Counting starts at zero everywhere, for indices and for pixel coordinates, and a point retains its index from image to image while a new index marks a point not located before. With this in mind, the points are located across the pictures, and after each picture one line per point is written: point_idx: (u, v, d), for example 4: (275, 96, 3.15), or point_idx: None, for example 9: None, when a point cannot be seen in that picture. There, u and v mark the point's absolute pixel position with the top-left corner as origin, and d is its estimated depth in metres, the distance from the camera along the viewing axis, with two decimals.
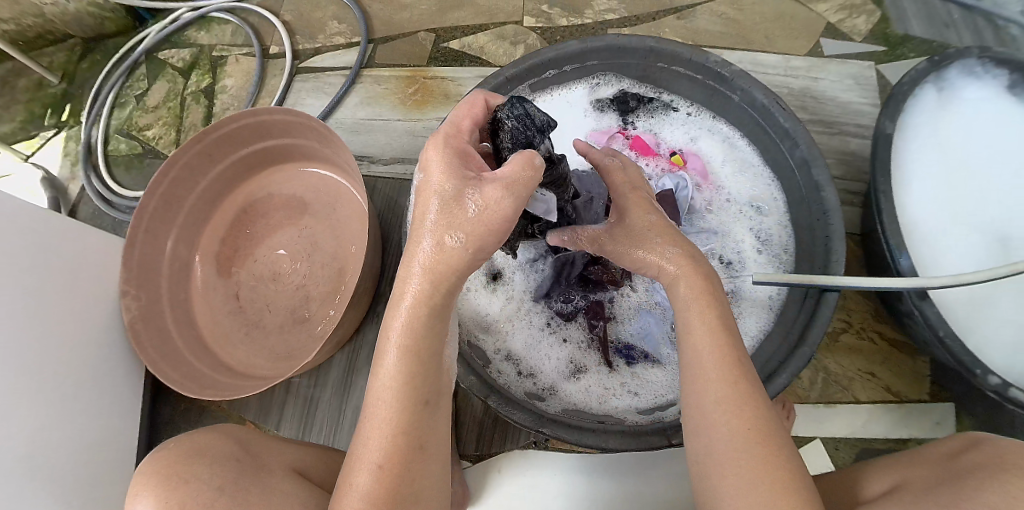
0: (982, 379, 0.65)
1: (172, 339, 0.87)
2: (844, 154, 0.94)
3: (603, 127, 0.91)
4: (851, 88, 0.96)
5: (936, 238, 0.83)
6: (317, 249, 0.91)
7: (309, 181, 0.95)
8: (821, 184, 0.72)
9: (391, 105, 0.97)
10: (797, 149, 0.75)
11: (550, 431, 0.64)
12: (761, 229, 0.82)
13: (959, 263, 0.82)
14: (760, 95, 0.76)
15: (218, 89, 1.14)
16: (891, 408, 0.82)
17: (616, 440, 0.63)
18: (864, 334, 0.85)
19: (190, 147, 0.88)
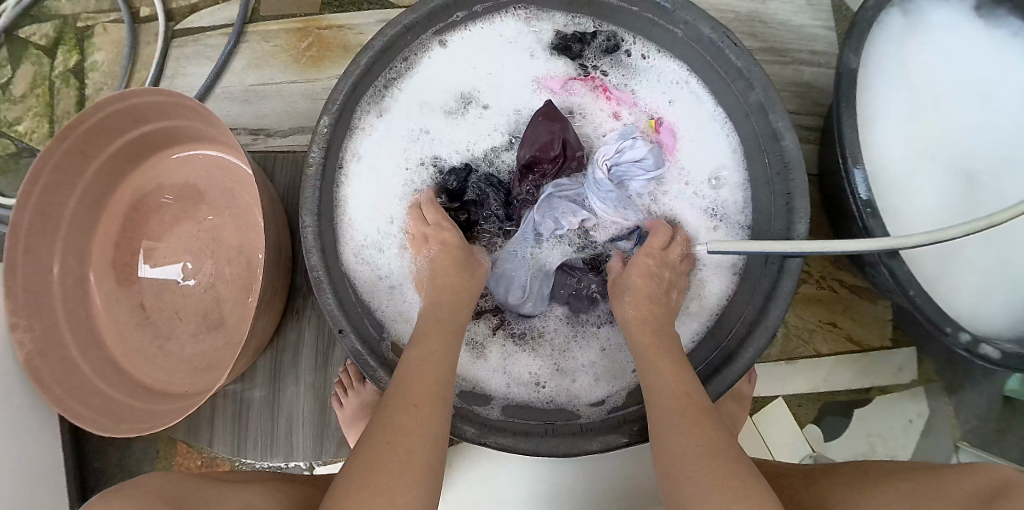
0: (953, 336, 0.63)
1: (77, 367, 0.77)
2: (799, 85, 0.83)
3: (552, 72, 0.74)
4: (803, 10, 0.85)
5: (905, 174, 0.74)
6: (219, 245, 0.80)
7: (201, 165, 0.83)
8: (778, 131, 0.61)
9: (283, 66, 0.83)
10: (751, 92, 0.64)
11: (493, 441, 0.57)
12: (716, 189, 0.71)
13: (928, 199, 0.73)
14: (705, 27, 0.64)
15: (89, 67, 0.98)
16: (854, 357, 0.79)
17: (566, 444, 0.56)
18: (824, 283, 0.80)
19: (56, 148, 0.73)
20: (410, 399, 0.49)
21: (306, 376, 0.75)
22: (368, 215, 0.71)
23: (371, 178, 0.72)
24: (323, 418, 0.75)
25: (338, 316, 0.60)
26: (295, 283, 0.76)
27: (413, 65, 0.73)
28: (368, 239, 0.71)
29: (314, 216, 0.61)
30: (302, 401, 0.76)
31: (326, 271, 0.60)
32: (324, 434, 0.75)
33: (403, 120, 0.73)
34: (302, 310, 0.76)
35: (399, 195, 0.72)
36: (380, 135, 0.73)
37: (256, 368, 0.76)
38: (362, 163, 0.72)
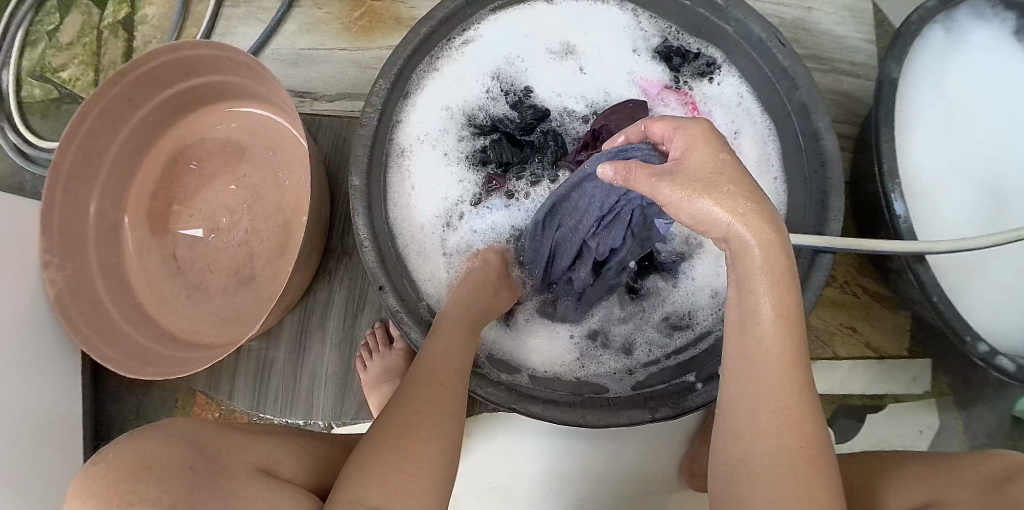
0: (972, 346, 0.63)
1: (105, 310, 0.78)
2: (837, 94, 0.85)
3: (644, 74, 0.77)
4: (846, 21, 0.87)
5: (934, 189, 0.76)
6: (257, 202, 0.81)
7: (244, 124, 0.84)
8: (819, 130, 0.63)
9: (334, 32, 0.85)
10: (795, 91, 0.65)
11: (521, 407, 0.58)
12: (757, 187, 0.72)
13: (956, 215, 0.75)
14: (756, 26, 0.65)
15: (138, 20, 0.99)
16: (871, 364, 0.80)
17: (594, 416, 0.57)
18: (847, 288, 0.81)
19: (106, 91, 0.75)
20: (436, 380, 0.51)
21: (332, 336, 0.76)
22: (433, 112, 0.75)
23: (444, 94, 0.75)
24: (346, 377, 0.76)
25: (378, 274, 0.61)
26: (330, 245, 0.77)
27: (524, 10, 0.79)
28: (414, 150, 0.74)
29: (363, 179, 0.63)
30: (326, 362, 0.76)
31: (370, 232, 0.62)
32: (345, 395, 0.76)
33: (506, 45, 0.78)
34: (338, 270, 0.77)
35: (456, 119, 0.76)
36: (469, 61, 0.77)
37: (283, 325, 0.77)
38: (443, 78, 0.75)
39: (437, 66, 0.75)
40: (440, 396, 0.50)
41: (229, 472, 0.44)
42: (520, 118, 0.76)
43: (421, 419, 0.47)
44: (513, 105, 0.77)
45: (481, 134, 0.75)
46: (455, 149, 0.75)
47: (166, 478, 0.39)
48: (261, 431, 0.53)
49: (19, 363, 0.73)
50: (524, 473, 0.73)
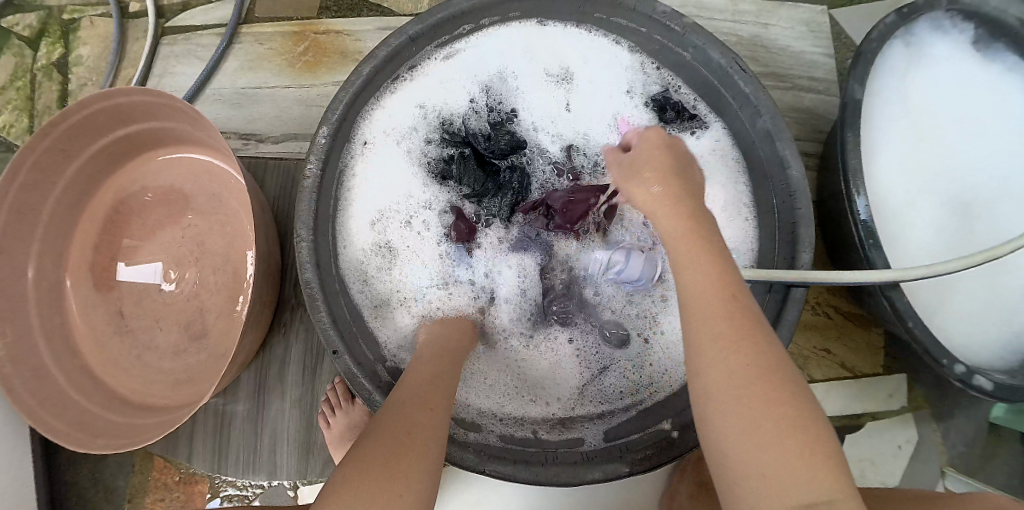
0: (949, 369, 0.62)
1: (50, 375, 0.73)
2: (799, 112, 0.83)
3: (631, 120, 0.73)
4: (804, 36, 0.85)
5: (902, 209, 0.74)
6: (206, 252, 0.77)
7: (189, 170, 0.80)
8: (785, 159, 0.61)
9: (276, 70, 0.81)
10: (758, 119, 0.63)
11: (492, 469, 0.55)
12: (723, 222, 0.69)
13: (926, 234, 0.73)
14: (715, 52, 0.63)
15: (73, 60, 0.94)
16: (846, 384, 0.79)
17: (567, 473, 0.55)
18: (819, 309, 0.80)
19: (38, 144, 0.70)
20: (426, 402, 0.48)
21: (293, 391, 0.73)
22: (407, 115, 0.72)
23: (422, 97, 0.72)
24: (309, 434, 0.73)
25: (332, 336, 0.58)
26: (283, 297, 0.74)
27: (528, 27, 0.73)
28: (371, 151, 0.70)
29: (311, 234, 0.60)
30: (288, 419, 0.73)
31: (321, 291, 0.59)
32: (309, 452, 0.72)
33: (499, 59, 0.74)
34: (297, 323, 0.73)
35: (428, 125, 0.72)
36: (456, 69, 0.73)
37: (239, 383, 0.74)
38: (423, 80, 0.72)
39: (423, 67, 0.71)
40: (425, 417, 0.47)
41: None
42: (494, 140, 0.73)
43: (402, 454, 0.42)
44: (492, 124, 0.73)
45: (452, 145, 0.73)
46: (416, 155, 0.72)
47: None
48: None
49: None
50: None
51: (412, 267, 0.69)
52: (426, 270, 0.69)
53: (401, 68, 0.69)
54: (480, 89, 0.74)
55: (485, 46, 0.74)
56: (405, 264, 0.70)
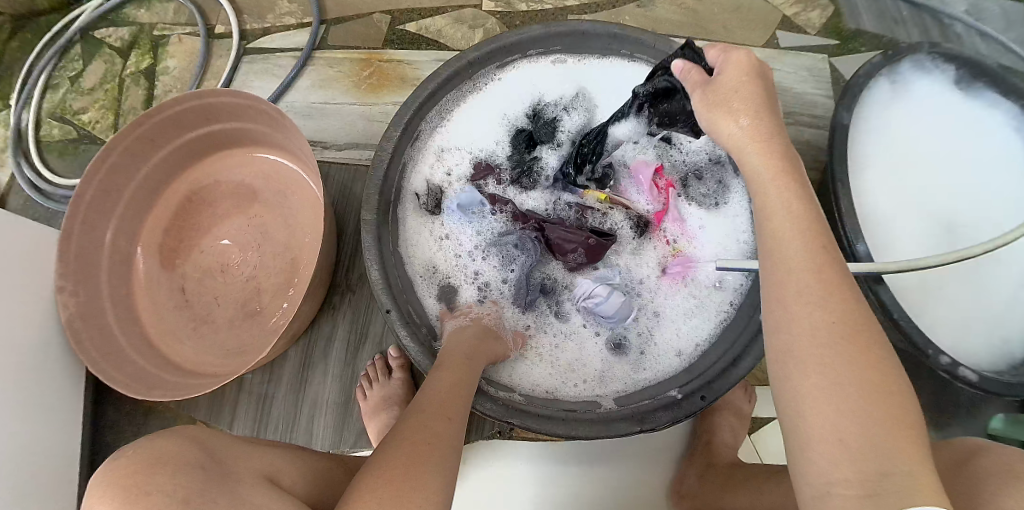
0: (934, 359, 0.72)
1: (112, 334, 0.82)
2: (799, 144, 0.96)
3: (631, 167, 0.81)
4: (805, 80, 1.00)
5: (888, 223, 0.87)
6: (268, 238, 0.87)
7: (259, 168, 0.91)
8: None
9: (344, 89, 0.94)
10: None
11: (517, 421, 0.63)
12: (730, 228, 0.78)
13: (911, 243, 0.85)
14: None
15: (160, 70, 1.08)
16: None
17: (586, 428, 0.63)
18: None
19: (128, 134, 0.81)
20: (443, 412, 0.53)
21: (335, 366, 0.81)
22: (487, 111, 0.84)
23: (519, 87, 0.85)
24: (346, 407, 0.80)
25: (387, 299, 0.67)
26: (335, 282, 0.83)
27: (632, 65, 0.83)
28: (458, 116, 0.83)
29: (374, 213, 0.70)
30: (328, 392, 0.81)
31: (380, 262, 0.68)
32: (346, 423, 0.79)
33: (584, 74, 0.85)
34: (357, 295, 0.83)
35: (519, 108, 0.85)
36: (557, 75, 0.85)
37: (286, 356, 0.82)
38: (522, 75, 0.85)
39: (518, 70, 0.85)
40: (443, 426, 0.51)
41: (238, 479, 0.48)
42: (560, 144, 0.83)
43: (421, 458, 0.46)
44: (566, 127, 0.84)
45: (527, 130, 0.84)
46: (499, 126, 0.84)
47: (183, 473, 0.43)
48: (260, 442, 0.56)
49: (25, 383, 0.76)
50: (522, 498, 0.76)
51: (464, 225, 0.80)
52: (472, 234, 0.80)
53: (461, 86, 0.81)
54: (576, 96, 0.85)
55: (594, 64, 0.85)
56: (456, 239, 0.80)
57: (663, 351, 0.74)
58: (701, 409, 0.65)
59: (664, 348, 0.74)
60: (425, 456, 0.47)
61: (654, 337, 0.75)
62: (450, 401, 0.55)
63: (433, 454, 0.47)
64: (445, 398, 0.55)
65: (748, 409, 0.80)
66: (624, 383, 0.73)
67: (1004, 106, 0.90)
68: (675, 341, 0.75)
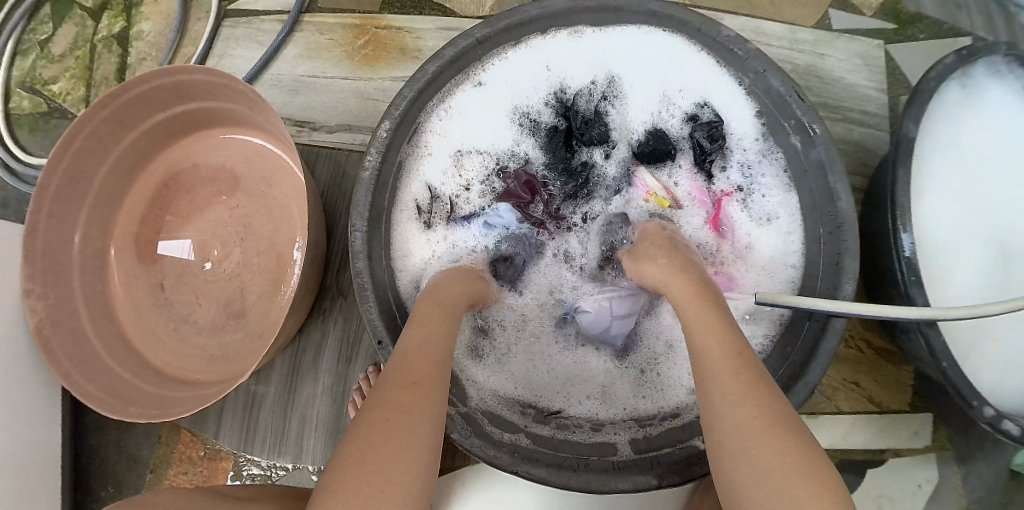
0: (978, 411, 0.62)
1: (88, 340, 0.74)
2: (847, 143, 0.84)
3: (683, 169, 0.72)
4: (859, 69, 0.86)
5: (944, 259, 0.74)
6: (250, 234, 0.78)
7: (242, 151, 0.81)
8: (836, 191, 0.61)
9: (337, 59, 0.83)
10: (812, 148, 0.63)
11: (525, 471, 0.56)
12: (776, 246, 0.69)
13: (970, 268, 0.74)
14: (776, 80, 0.63)
15: (134, 35, 0.97)
16: (872, 417, 0.79)
17: (598, 484, 0.55)
18: (852, 342, 0.81)
19: (95, 113, 0.71)
20: (408, 377, 0.45)
21: (326, 377, 0.73)
22: (499, 97, 0.74)
23: (536, 70, 0.75)
24: (337, 421, 0.72)
25: (379, 328, 0.58)
26: (324, 284, 0.74)
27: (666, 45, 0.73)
28: (462, 104, 0.73)
29: (366, 223, 0.61)
30: (319, 405, 0.73)
31: (371, 280, 0.60)
32: (336, 439, 0.72)
33: (612, 60, 0.75)
34: (348, 302, 0.74)
35: (535, 94, 0.75)
36: (579, 56, 0.75)
37: (274, 364, 0.74)
38: (539, 55, 0.74)
39: (534, 49, 0.74)
40: (410, 395, 0.43)
41: None
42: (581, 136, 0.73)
43: (384, 441, 0.39)
44: (587, 116, 0.74)
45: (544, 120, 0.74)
46: (511, 114, 0.74)
47: None
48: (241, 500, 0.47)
49: None
50: None
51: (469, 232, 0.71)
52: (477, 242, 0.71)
53: (467, 67, 0.70)
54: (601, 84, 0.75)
55: (621, 45, 0.74)
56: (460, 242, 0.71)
57: (698, 380, 0.66)
58: None
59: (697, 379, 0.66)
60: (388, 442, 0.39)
61: (674, 374, 0.66)
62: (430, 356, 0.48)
63: (397, 440, 0.40)
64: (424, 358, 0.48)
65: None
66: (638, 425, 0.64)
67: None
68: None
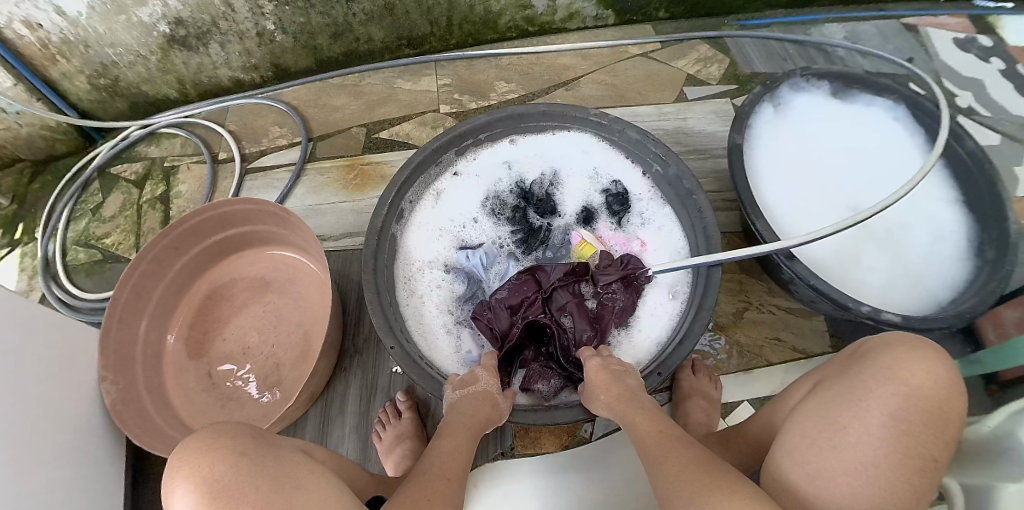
0: (855, 308, 0.90)
1: (151, 416, 0.94)
2: (716, 172, 1.21)
3: (599, 225, 1.05)
4: (714, 121, 1.26)
5: (805, 211, 1.10)
6: (283, 321, 1.04)
7: (272, 263, 1.09)
8: (691, 189, 0.95)
9: (335, 191, 1.16)
10: (668, 168, 0.98)
11: (520, 418, 0.81)
12: (670, 245, 1.01)
13: (820, 223, 1.09)
14: (633, 132, 1.01)
15: (174, 194, 1.27)
16: (800, 362, 1.03)
17: (565, 414, 0.82)
18: (764, 308, 1.09)
19: (159, 243, 0.99)
20: (447, 474, 0.64)
21: (352, 419, 0.95)
22: (470, 182, 1.08)
23: (488, 162, 1.10)
24: (365, 453, 0.92)
25: (390, 338, 0.84)
26: (345, 348, 0.99)
27: (569, 134, 1.10)
28: (441, 190, 1.07)
29: (372, 274, 0.89)
30: (348, 442, 0.93)
31: (381, 313, 0.86)
32: (367, 465, 0.92)
33: (538, 149, 1.11)
34: (368, 354, 0.99)
35: (491, 177, 1.09)
36: (513, 151, 1.11)
37: (309, 417, 0.95)
38: (489, 153, 1.10)
39: (479, 153, 1.10)
40: (446, 486, 0.62)
41: (298, 471, 0.59)
42: (528, 200, 1.07)
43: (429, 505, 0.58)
44: (528, 187, 1.08)
45: (500, 193, 1.08)
46: (479, 193, 1.08)
47: (244, 439, 0.59)
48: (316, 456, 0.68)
49: (68, 466, 0.86)
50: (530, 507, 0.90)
51: (456, 274, 1.01)
52: (461, 280, 1.01)
53: (431, 169, 1.04)
54: (535, 161, 1.10)
55: (539, 137, 1.11)
56: (448, 282, 1.01)
57: (636, 347, 0.94)
58: (659, 382, 0.84)
59: (634, 350, 0.94)
60: (430, 501, 0.59)
61: (637, 337, 0.95)
62: (454, 461, 0.67)
63: (436, 504, 0.59)
64: (450, 464, 0.66)
65: (717, 394, 0.98)
66: None
67: (879, 102, 1.19)
68: (648, 339, 0.95)
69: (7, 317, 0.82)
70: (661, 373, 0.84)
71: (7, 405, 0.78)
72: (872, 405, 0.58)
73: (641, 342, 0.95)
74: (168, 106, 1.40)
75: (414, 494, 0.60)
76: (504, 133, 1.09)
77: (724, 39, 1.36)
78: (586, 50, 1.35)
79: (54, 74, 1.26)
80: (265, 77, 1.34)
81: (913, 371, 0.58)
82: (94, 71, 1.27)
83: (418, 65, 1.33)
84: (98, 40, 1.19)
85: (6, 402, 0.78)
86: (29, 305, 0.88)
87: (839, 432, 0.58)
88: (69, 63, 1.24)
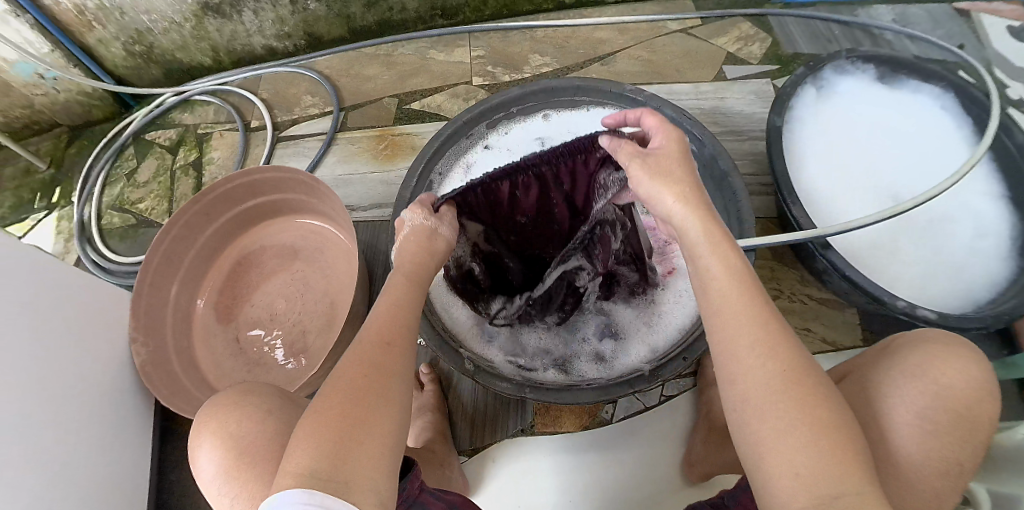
0: (892, 303, 0.85)
1: (179, 379, 0.96)
2: (754, 155, 1.16)
3: (630, 207, 1.01)
4: (754, 102, 1.21)
5: (846, 198, 1.05)
6: (309, 288, 1.04)
7: (300, 231, 1.09)
8: (727, 172, 0.91)
9: (366, 161, 1.15)
10: (704, 148, 0.94)
11: (534, 395, 0.80)
12: None
13: (859, 210, 1.04)
14: (670, 110, 0.97)
15: (206, 161, 1.28)
16: (830, 354, 1.00)
17: (583, 394, 0.79)
18: (795, 297, 1.04)
19: (190, 209, 1.00)
20: (383, 338, 0.55)
21: None
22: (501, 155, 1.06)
23: (520, 138, 1.07)
24: None
25: None
26: None
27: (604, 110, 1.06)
28: (470, 162, 1.04)
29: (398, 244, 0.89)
30: None
31: None
32: None
33: (572, 125, 1.07)
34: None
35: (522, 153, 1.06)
36: (546, 127, 1.08)
37: None
38: (521, 128, 1.07)
39: (511, 127, 1.08)
40: (387, 360, 0.54)
41: None
42: None
43: (368, 393, 0.50)
44: None
45: None
46: None
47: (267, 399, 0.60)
48: None
49: (99, 423, 0.88)
50: (546, 485, 0.90)
51: None
52: None
53: (461, 143, 1.02)
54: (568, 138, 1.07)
55: (573, 113, 1.07)
56: None
57: (661, 329, 0.91)
58: (684, 367, 0.81)
59: (656, 334, 0.90)
60: (367, 396, 0.50)
61: (663, 321, 0.91)
62: None
63: (374, 397, 0.50)
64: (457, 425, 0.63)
65: None
66: (624, 361, 0.89)
67: (927, 89, 1.12)
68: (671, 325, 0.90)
69: (44, 278, 0.84)
70: (687, 358, 0.81)
71: (42, 361, 0.80)
72: (912, 407, 0.54)
73: (664, 328, 0.90)
74: (201, 74, 1.41)
75: (338, 377, 0.52)
76: (536, 107, 1.06)
77: (767, 17, 1.30)
78: (623, 25, 1.30)
79: (91, 40, 1.28)
80: (297, 46, 1.33)
81: (957, 374, 0.55)
82: (130, 38, 1.28)
83: (451, 36, 1.30)
84: (133, 6, 1.20)
85: (41, 359, 0.80)
86: (65, 268, 0.90)
87: (873, 437, 0.55)
88: (104, 29, 1.25)
